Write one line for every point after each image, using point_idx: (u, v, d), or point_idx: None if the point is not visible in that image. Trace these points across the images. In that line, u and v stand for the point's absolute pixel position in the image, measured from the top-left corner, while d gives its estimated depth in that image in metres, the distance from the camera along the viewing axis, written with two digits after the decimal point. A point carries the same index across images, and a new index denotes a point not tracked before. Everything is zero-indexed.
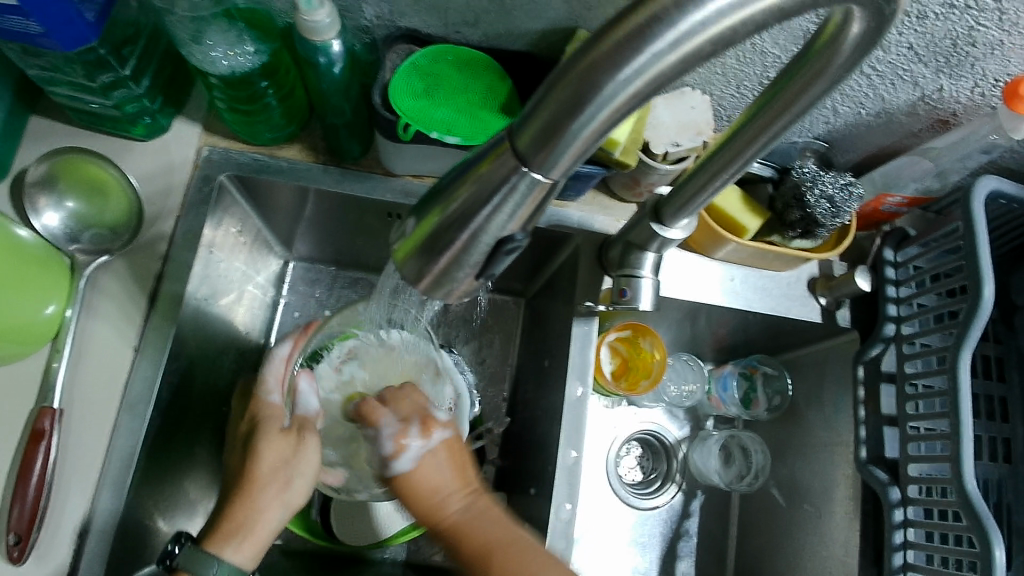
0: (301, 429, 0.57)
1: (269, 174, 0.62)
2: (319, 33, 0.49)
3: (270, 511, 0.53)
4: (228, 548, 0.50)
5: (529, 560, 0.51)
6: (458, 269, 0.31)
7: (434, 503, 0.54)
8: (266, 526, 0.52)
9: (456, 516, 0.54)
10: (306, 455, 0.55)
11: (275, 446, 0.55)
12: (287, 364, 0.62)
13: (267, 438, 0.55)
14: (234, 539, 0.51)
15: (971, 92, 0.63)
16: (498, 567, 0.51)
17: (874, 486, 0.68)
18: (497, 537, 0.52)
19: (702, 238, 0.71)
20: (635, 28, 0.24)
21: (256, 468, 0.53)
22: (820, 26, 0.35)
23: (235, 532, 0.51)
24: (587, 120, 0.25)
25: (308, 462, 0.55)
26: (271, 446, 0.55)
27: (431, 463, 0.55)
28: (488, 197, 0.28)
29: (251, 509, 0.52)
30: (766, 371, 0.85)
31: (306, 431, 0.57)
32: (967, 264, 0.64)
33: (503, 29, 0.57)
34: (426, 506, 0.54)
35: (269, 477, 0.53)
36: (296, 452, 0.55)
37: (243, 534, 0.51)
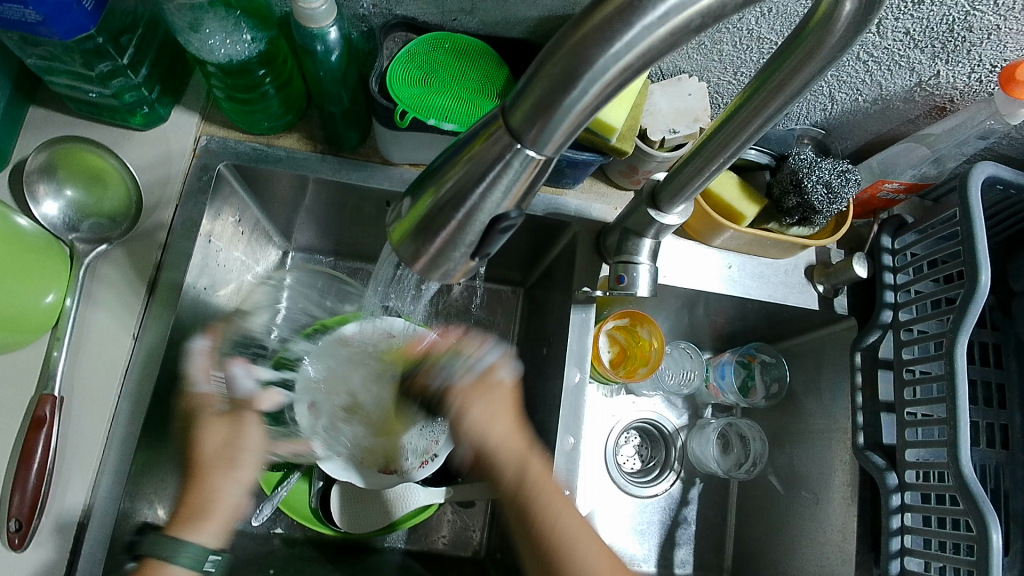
0: (237, 410, 0.54)
1: (267, 163, 0.62)
2: (315, 20, 0.49)
3: (226, 484, 0.50)
4: (185, 530, 0.48)
5: (568, 518, 0.49)
6: (453, 249, 0.32)
7: (488, 424, 0.52)
8: (225, 503, 0.50)
9: (512, 449, 0.52)
10: (247, 431, 0.53)
11: (213, 428, 0.53)
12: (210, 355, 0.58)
13: (206, 422, 0.53)
14: (193, 521, 0.49)
15: (968, 77, 0.63)
16: (540, 500, 0.50)
17: (871, 471, 0.69)
18: (547, 494, 0.50)
19: (700, 226, 0.71)
20: (625, 3, 0.24)
21: (199, 453, 0.51)
22: (812, 7, 0.35)
23: (193, 514, 0.49)
24: (579, 95, 0.25)
25: (253, 438, 0.53)
26: (209, 430, 0.53)
27: (501, 395, 0.54)
28: (482, 174, 0.28)
29: (206, 491, 0.50)
30: (764, 359, 0.84)
31: (243, 410, 0.54)
32: (963, 249, 0.64)
33: (499, 16, 0.57)
34: (492, 433, 0.52)
35: (213, 460, 0.51)
36: (237, 431, 0.53)
37: (203, 515, 0.49)
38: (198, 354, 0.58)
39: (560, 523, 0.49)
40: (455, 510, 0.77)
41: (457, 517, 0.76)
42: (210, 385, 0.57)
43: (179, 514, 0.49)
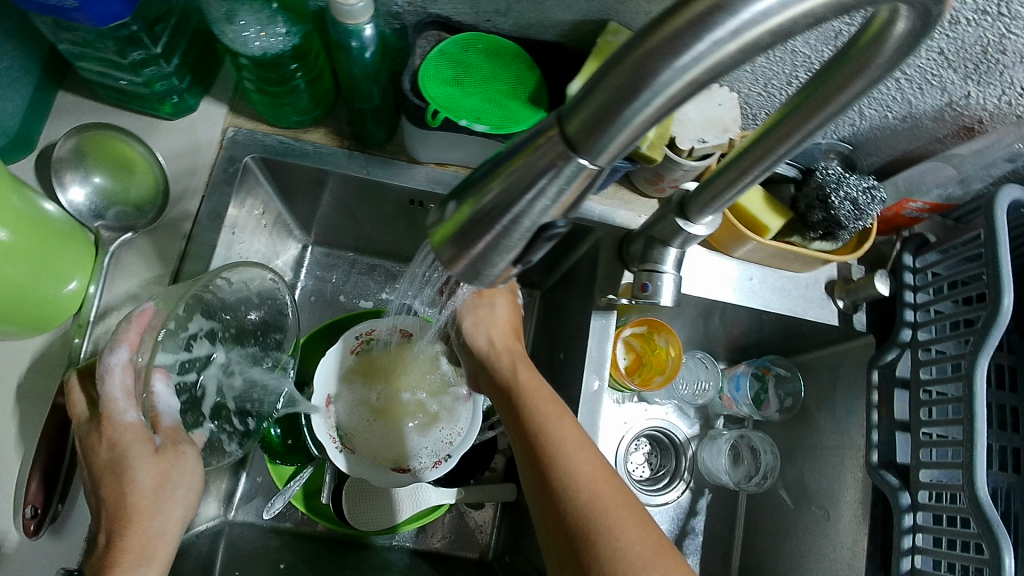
0: (175, 442, 0.51)
1: (293, 157, 0.62)
2: (352, 16, 0.49)
3: (165, 517, 0.49)
4: None
5: (566, 438, 0.50)
6: (494, 254, 0.32)
7: (511, 371, 0.58)
8: (166, 541, 0.49)
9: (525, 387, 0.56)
10: (187, 463, 0.51)
11: (156, 466, 0.49)
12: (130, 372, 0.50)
13: (142, 464, 0.48)
14: (141, 567, 0.46)
15: (999, 99, 0.63)
16: (541, 426, 0.51)
17: (885, 489, 0.69)
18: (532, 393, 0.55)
19: (723, 236, 0.71)
20: (696, 16, 0.23)
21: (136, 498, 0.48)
22: (864, 24, 0.35)
23: (140, 560, 0.47)
24: (642, 107, 0.25)
25: (192, 472, 0.52)
26: (149, 472, 0.49)
27: (502, 312, 0.63)
28: (531, 183, 0.28)
29: (146, 535, 0.48)
30: (779, 373, 0.84)
31: (181, 444, 0.52)
32: (987, 271, 0.64)
33: (534, 19, 0.57)
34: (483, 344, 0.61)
35: (156, 498, 0.49)
36: (177, 466, 0.51)
37: (148, 559, 0.47)
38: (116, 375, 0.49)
39: (557, 443, 0.50)
40: (463, 511, 0.76)
41: (466, 518, 0.76)
42: (138, 414, 0.50)
43: (115, 555, 0.46)
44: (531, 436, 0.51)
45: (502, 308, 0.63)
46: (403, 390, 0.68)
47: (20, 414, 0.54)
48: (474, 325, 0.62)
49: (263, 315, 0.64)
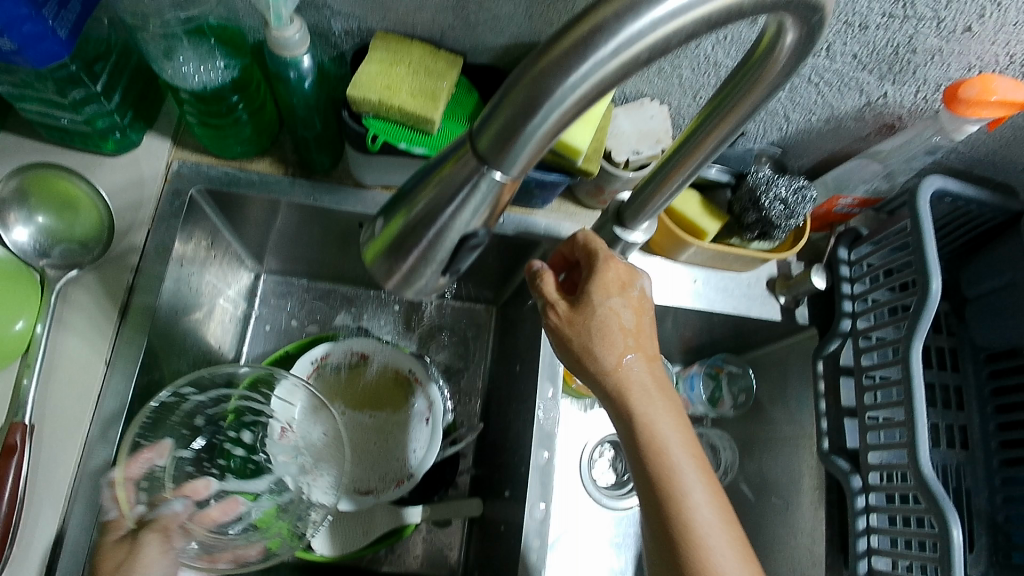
0: (135, 534, 0.52)
1: (239, 187, 0.63)
2: (289, 49, 0.50)
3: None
4: None
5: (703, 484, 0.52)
6: (425, 266, 0.33)
7: (644, 403, 0.54)
8: None
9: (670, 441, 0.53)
10: (145, 553, 0.51)
11: (110, 552, 0.50)
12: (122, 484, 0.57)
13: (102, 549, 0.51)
14: None
15: (913, 96, 0.67)
16: (681, 477, 0.52)
17: (837, 475, 0.71)
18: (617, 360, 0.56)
19: (665, 242, 0.73)
20: (580, 39, 0.25)
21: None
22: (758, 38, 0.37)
23: None
24: (542, 121, 0.27)
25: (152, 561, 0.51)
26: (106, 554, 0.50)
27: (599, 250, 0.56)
28: (451, 197, 0.30)
29: None
30: (731, 370, 0.87)
31: (143, 532, 0.53)
32: (915, 258, 0.67)
33: (468, 44, 0.59)
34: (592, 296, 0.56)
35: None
36: (131, 554, 0.50)
37: None
38: (105, 489, 0.55)
39: (697, 506, 0.51)
40: (431, 528, 0.77)
41: (435, 535, 0.77)
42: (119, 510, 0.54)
43: None
44: (672, 490, 0.51)
45: (627, 311, 0.56)
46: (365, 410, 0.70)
47: None
48: (587, 336, 0.55)
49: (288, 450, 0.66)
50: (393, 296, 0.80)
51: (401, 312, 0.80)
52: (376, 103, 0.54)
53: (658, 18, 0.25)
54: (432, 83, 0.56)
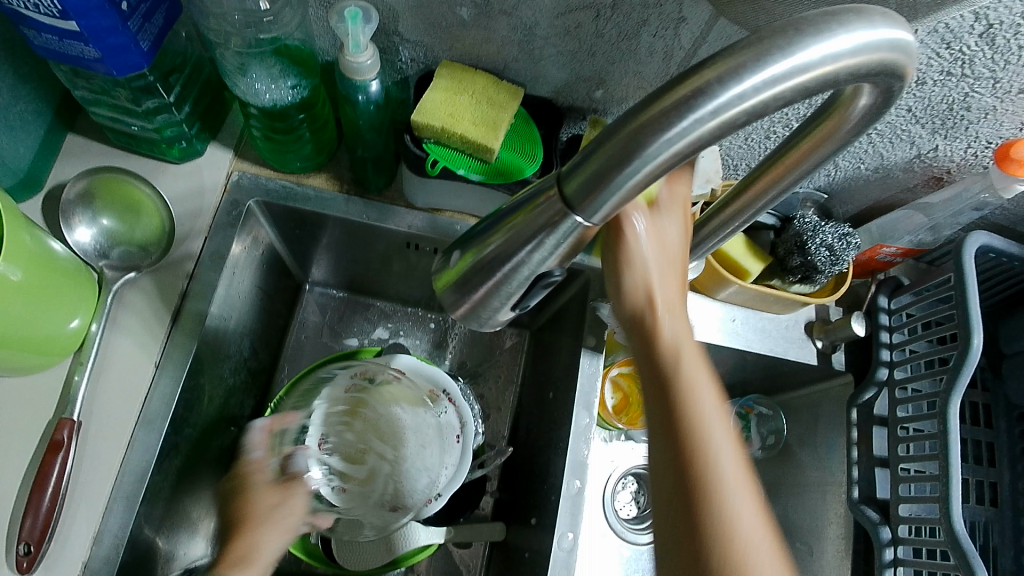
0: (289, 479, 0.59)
1: (295, 202, 0.64)
2: (360, 73, 0.52)
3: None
4: None
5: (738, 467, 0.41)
6: (495, 298, 0.34)
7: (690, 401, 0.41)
8: (264, 556, 0.54)
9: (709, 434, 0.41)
10: (294, 501, 0.57)
11: (267, 493, 0.57)
12: (266, 433, 0.62)
13: (259, 487, 0.57)
14: (237, 568, 0.52)
15: (964, 151, 0.67)
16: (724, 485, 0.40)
17: (865, 524, 0.70)
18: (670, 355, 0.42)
19: (705, 279, 0.74)
20: (681, 99, 0.26)
21: (249, 509, 0.56)
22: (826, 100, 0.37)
23: (237, 561, 0.53)
24: (632, 174, 0.28)
25: (297, 507, 0.57)
26: (263, 495, 0.57)
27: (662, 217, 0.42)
28: (529, 238, 0.31)
29: (252, 542, 0.54)
30: (761, 411, 0.85)
31: (294, 481, 0.59)
32: (958, 312, 0.67)
33: (530, 77, 0.61)
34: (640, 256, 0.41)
35: (265, 516, 0.55)
36: (285, 499, 0.57)
37: (246, 564, 0.53)
38: (257, 432, 0.62)
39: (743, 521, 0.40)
40: (452, 551, 0.77)
41: (455, 557, 0.76)
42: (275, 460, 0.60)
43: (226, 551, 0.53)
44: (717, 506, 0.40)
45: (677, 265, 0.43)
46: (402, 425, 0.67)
47: (15, 449, 0.55)
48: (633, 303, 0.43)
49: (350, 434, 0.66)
50: (429, 315, 0.81)
51: (436, 331, 0.81)
52: (439, 130, 0.55)
53: (757, 84, 0.26)
54: (494, 114, 0.57)
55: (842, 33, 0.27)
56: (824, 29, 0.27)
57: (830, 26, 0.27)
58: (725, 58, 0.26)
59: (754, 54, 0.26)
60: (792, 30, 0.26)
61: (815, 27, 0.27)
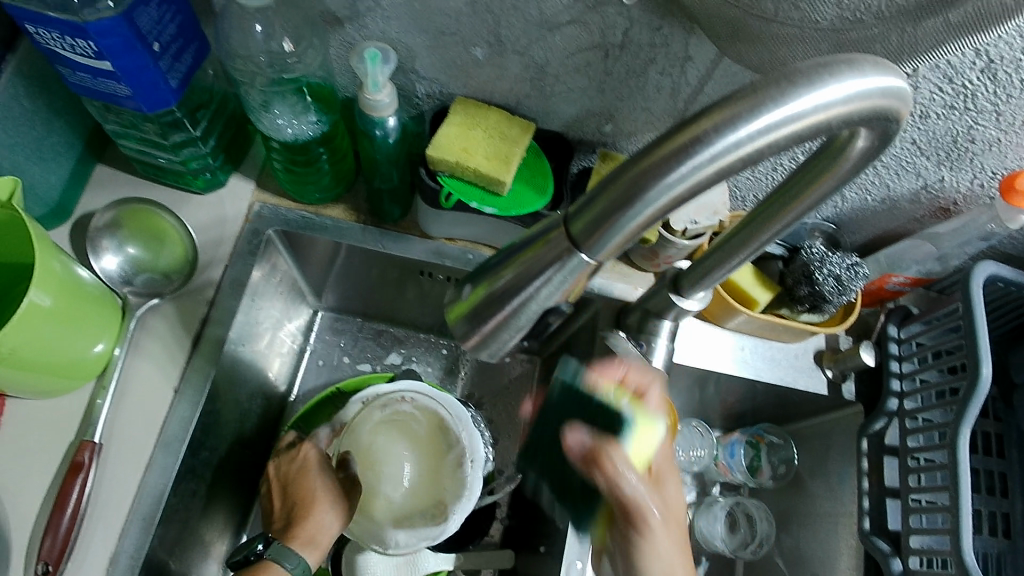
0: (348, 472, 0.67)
1: (312, 231, 0.66)
2: (378, 110, 0.54)
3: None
4: (304, 551, 0.60)
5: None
6: (505, 330, 0.35)
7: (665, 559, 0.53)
8: (328, 536, 0.62)
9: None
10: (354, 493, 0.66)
11: (331, 481, 0.65)
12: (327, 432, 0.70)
13: (323, 475, 0.65)
14: (309, 546, 0.60)
15: (970, 182, 0.68)
16: None
17: (877, 556, 0.70)
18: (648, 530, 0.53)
19: (715, 308, 0.75)
20: (681, 146, 0.28)
21: (315, 493, 0.63)
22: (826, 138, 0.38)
23: (308, 540, 0.60)
24: (634, 216, 0.29)
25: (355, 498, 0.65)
26: (327, 484, 0.65)
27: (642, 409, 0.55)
28: (538, 273, 0.32)
29: (317, 523, 0.62)
30: (773, 441, 0.85)
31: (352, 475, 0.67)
32: (966, 343, 0.67)
33: (541, 111, 0.62)
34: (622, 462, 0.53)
35: (330, 499, 0.63)
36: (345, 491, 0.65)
37: (314, 543, 0.61)
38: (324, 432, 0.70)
39: None
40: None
41: None
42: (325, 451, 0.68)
43: (293, 531, 0.61)
44: None
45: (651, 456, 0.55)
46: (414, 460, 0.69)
47: (37, 472, 0.56)
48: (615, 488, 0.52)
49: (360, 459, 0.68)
50: (441, 341, 0.83)
51: (448, 356, 0.82)
52: (453, 164, 0.57)
53: (752, 132, 0.27)
54: (507, 148, 0.59)
55: (833, 83, 0.28)
56: (816, 80, 0.28)
57: (821, 77, 0.28)
58: (722, 107, 0.28)
59: (749, 104, 0.27)
60: (785, 81, 0.28)
61: (807, 79, 0.28)
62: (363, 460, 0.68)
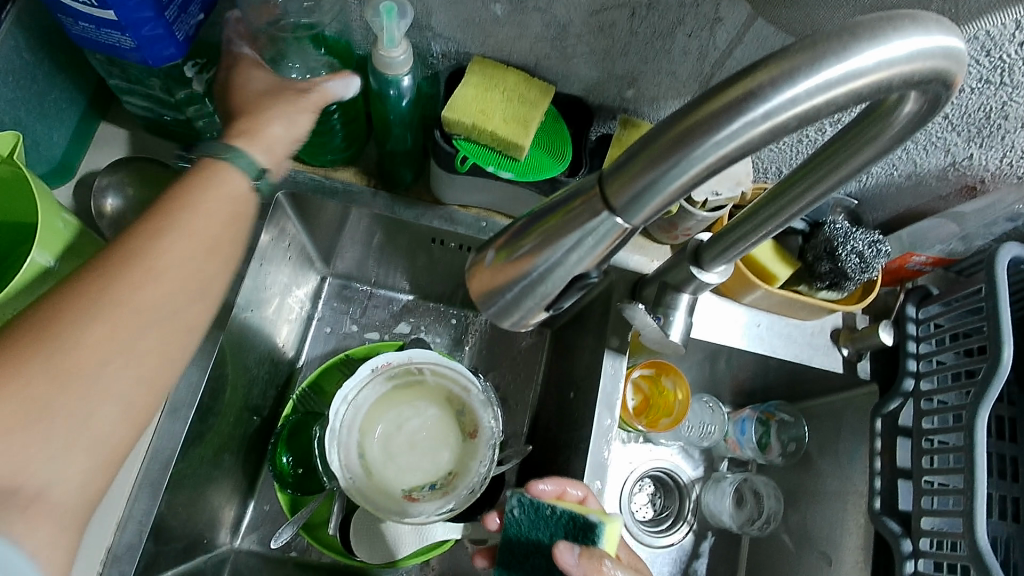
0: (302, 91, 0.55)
1: (325, 194, 0.64)
2: (393, 68, 0.52)
3: (220, 172, 0.49)
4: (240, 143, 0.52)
5: None
6: (528, 298, 0.34)
7: None
8: (275, 132, 0.53)
9: None
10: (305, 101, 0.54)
11: (277, 98, 0.54)
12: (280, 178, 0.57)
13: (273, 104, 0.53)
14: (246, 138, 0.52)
15: (1000, 161, 0.66)
16: None
17: (887, 536, 0.69)
18: None
19: (733, 283, 0.73)
20: (732, 101, 0.26)
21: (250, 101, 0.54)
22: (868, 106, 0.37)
23: (248, 132, 0.52)
24: (676, 176, 0.27)
25: (307, 108, 0.54)
26: (280, 108, 0.53)
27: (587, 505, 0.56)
28: (564, 241, 0.31)
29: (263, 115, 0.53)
30: (783, 419, 0.84)
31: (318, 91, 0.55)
32: (988, 324, 0.66)
33: (561, 74, 0.60)
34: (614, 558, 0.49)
35: (268, 98, 0.54)
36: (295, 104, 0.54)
37: (255, 135, 0.52)
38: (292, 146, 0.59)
39: None
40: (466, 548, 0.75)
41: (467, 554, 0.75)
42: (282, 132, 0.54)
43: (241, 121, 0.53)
44: None
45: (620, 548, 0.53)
46: (434, 435, 0.68)
47: None
48: None
49: (380, 429, 0.67)
50: (450, 311, 0.82)
51: (457, 326, 0.81)
52: (469, 126, 0.55)
53: (810, 88, 0.25)
54: (525, 112, 0.57)
55: (896, 38, 0.26)
56: (879, 35, 0.26)
57: (885, 31, 0.26)
58: (779, 61, 0.26)
59: (809, 58, 0.25)
60: (847, 35, 0.26)
61: (869, 32, 0.26)
62: (384, 431, 0.67)
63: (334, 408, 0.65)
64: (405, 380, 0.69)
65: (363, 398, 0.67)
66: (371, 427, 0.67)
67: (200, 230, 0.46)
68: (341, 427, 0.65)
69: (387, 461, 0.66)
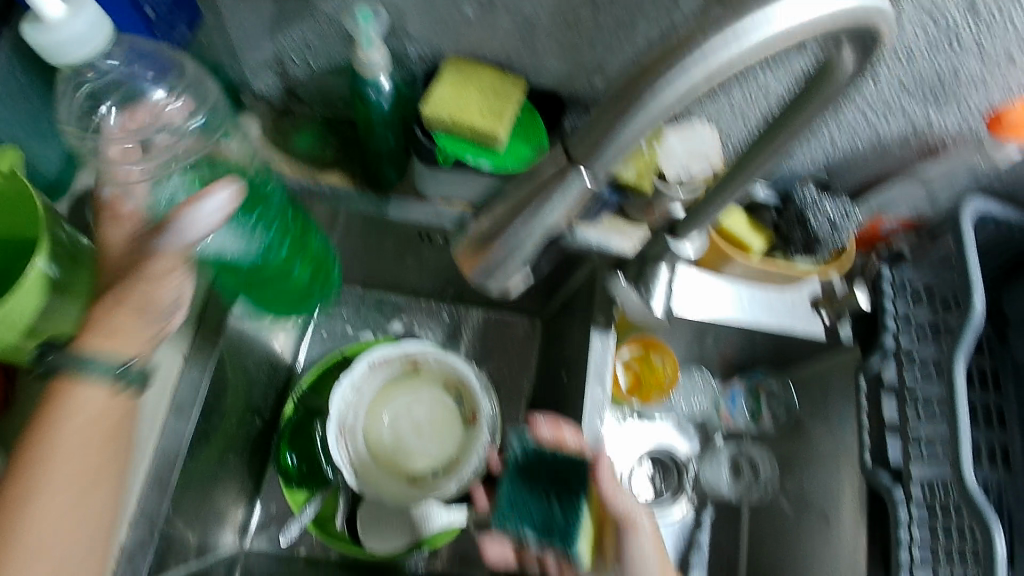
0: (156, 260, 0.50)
1: (314, 196, 0.67)
2: (372, 70, 0.55)
3: (80, 390, 0.47)
4: (103, 343, 0.48)
5: None
6: (509, 262, 0.37)
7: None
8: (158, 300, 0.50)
9: None
10: (171, 278, 0.50)
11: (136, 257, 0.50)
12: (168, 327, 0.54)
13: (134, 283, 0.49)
14: (109, 330, 0.48)
15: (957, 122, 0.69)
16: None
17: (879, 489, 0.72)
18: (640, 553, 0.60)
19: (711, 258, 0.76)
20: None
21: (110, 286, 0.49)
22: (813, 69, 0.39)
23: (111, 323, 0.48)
24: (633, 124, 0.33)
25: (171, 287, 0.51)
26: (142, 284, 0.49)
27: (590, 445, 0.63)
28: (542, 199, 0.35)
29: (143, 291, 0.49)
30: (771, 388, 0.88)
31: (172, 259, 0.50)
32: (958, 276, 0.69)
33: (533, 67, 0.63)
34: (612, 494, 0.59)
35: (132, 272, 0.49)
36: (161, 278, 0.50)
37: (133, 316, 0.49)
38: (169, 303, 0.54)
39: None
40: (473, 534, 0.77)
41: (476, 539, 0.77)
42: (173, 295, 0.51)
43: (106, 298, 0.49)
44: None
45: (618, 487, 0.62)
46: (435, 422, 0.70)
47: None
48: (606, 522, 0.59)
49: (384, 421, 0.70)
50: (442, 307, 0.84)
51: (450, 322, 0.84)
52: (448, 120, 0.59)
53: None
54: (501, 104, 0.60)
55: None
56: None
57: None
58: None
59: None
60: None
61: None
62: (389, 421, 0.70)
63: (336, 403, 0.67)
64: (403, 371, 0.71)
65: (362, 392, 0.69)
66: (375, 419, 0.69)
67: (71, 450, 0.45)
68: (347, 422, 0.68)
69: (390, 452, 0.69)
